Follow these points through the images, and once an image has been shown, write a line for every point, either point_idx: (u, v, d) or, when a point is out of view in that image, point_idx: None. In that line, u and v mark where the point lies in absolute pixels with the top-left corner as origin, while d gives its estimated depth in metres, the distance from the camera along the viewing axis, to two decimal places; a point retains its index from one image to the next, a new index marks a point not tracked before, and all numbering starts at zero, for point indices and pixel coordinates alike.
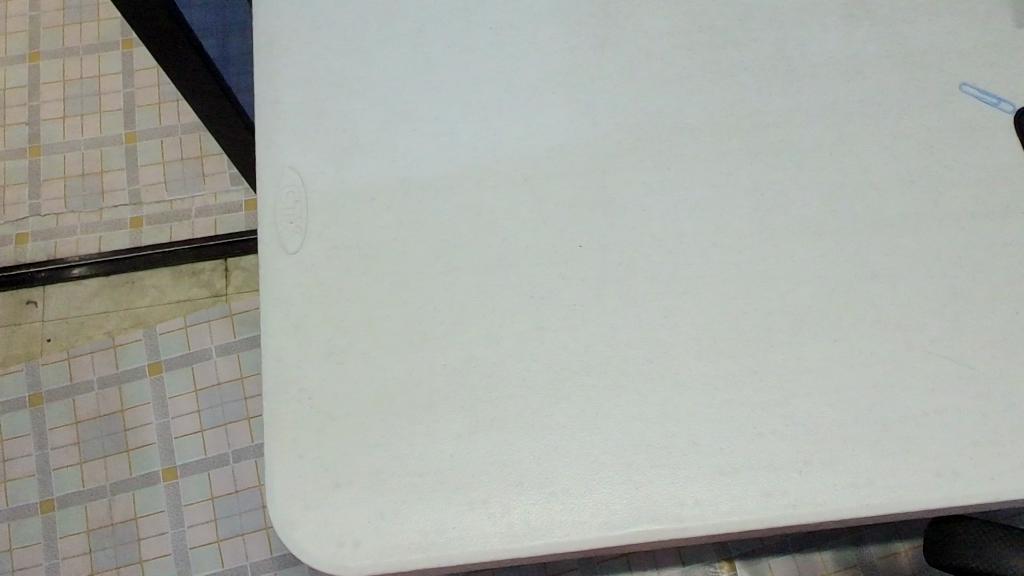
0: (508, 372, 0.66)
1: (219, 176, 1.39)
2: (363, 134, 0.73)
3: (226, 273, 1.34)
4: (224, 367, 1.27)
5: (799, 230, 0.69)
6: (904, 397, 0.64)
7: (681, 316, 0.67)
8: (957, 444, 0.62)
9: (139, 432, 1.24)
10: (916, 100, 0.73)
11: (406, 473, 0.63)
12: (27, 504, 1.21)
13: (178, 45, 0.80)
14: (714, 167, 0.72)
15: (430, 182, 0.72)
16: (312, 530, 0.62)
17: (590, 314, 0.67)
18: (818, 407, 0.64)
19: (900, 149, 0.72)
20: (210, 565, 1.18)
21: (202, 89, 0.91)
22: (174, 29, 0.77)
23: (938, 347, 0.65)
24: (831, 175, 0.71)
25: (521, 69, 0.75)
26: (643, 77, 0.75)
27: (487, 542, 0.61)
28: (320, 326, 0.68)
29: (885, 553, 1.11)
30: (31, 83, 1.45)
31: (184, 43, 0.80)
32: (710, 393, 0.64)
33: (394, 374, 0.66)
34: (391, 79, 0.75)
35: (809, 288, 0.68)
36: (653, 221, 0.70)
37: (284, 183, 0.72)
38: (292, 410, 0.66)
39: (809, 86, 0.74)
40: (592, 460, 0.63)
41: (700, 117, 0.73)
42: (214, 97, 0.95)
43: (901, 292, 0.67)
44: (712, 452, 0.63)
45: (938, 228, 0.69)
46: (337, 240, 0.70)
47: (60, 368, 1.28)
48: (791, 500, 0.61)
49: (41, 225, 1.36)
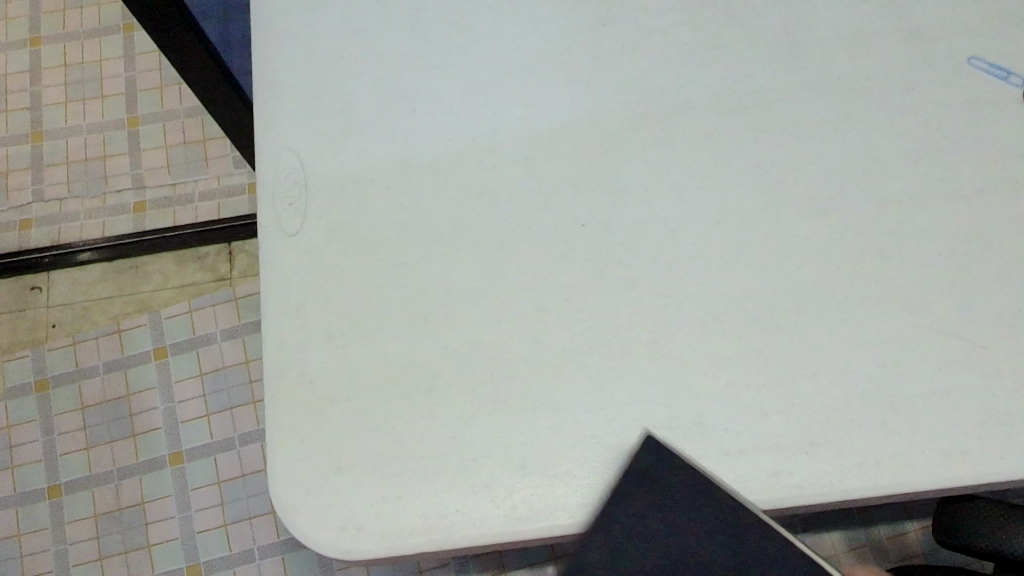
0: (509, 354, 0.65)
1: (222, 160, 1.38)
2: (361, 116, 0.73)
3: (231, 257, 1.34)
4: (228, 352, 1.27)
5: (803, 208, 0.68)
6: (910, 376, 0.63)
7: (684, 296, 0.66)
8: (964, 423, 0.62)
9: (145, 418, 1.24)
10: (923, 75, 0.72)
11: (408, 457, 0.63)
12: (34, 490, 1.21)
13: (175, 28, 0.79)
14: (717, 145, 0.71)
15: (429, 163, 0.71)
16: (314, 514, 0.62)
17: (592, 295, 0.67)
18: (824, 388, 0.63)
19: (907, 124, 0.71)
20: (217, 549, 1.18)
21: (201, 72, 0.91)
22: (170, 13, 0.76)
23: (946, 325, 0.64)
24: (837, 151, 0.70)
25: (520, 48, 0.74)
26: (644, 54, 0.73)
27: (490, 526, 0.60)
28: (320, 309, 0.67)
29: (895, 533, 1.11)
30: (32, 68, 1.45)
31: (181, 26, 0.79)
32: (713, 373, 0.64)
33: (395, 357, 0.66)
34: (389, 60, 0.74)
35: (815, 266, 0.67)
36: (655, 201, 0.69)
37: (283, 166, 0.72)
38: (293, 394, 0.65)
39: (813, 60, 0.73)
40: (595, 442, 0.62)
41: (703, 94, 0.72)
42: (213, 80, 0.94)
43: (909, 269, 0.66)
44: (716, 434, 0.62)
45: (947, 203, 0.68)
46: (337, 222, 0.70)
47: (65, 354, 1.27)
48: (796, 481, 0.60)
49: (44, 211, 1.36)
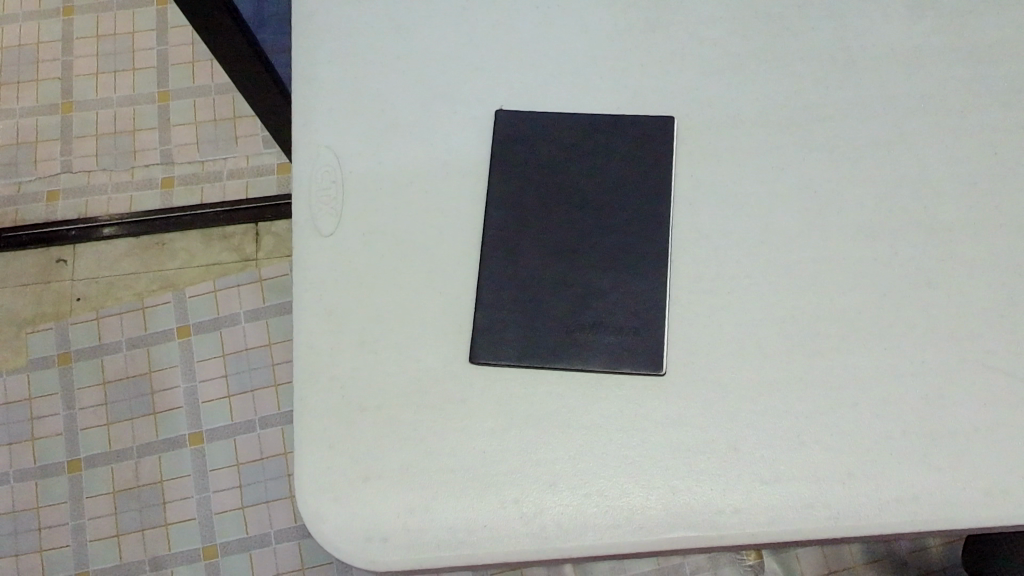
0: (544, 367, 0.63)
1: (252, 138, 1.37)
2: (401, 116, 0.71)
3: (257, 238, 1.32)
4: (252, 333, 1.26)
5: (851, 231, 0.67)
6: (953, 410, 0.61)
7: (725, 317, 0.64)
8: (1005, 462, 0.60)
9: (166, 395, 1.24)
10: (983, 97, 0.70)
11: (436, 470, 0.62)
12: (54, 463, 1.21)
13: (220, 27, 0.78)
14: (766, 160, 0.69)
15: (469, 165, 0.69)
16: (339, 523, 0.61)
17: (635, 303, 0.64)
18: (865, 418, 0.61)
19: (962, 149, 0.68)
20: (234, 532, 1.18)
21: (244, 69, 0.90)
22: (216, 12, 0.75)
23: (994, 361, 0.62)
24: (889, 173, 0.68)
25: (568, 52, 0.72)
26: (694, 64, 0.72)
27: (518, 543, 0.60)
28: (352, 313, 0.66)
29: (917, 548, 1.13)
30: (64, 38, 1.44)
31: (228, 27, 0.78)
32: (752, 398, 0.62)
33: (426, 366, 0.64)
34: (431, 58, 0.73)
35: (861, 292, 0.65)
36: (699, 215, 0.67)
37: (320, 163, 0.70)
38: (322, 399, 0.64)
39: (868, 78, 0.71)
40: (628, 464, 0.61)
41: (751, 107, 0.70)
42: (261, 79, 0.93)
43: (957, 299, 0.64)
44: (751, 461, 0.61)
45: (999, 232, 0.66)
46: (372, 226, 0.68)
47: (88, 329, 1.27)
48: (832, 512, 0.59)
49: (73, 182, 1.35)
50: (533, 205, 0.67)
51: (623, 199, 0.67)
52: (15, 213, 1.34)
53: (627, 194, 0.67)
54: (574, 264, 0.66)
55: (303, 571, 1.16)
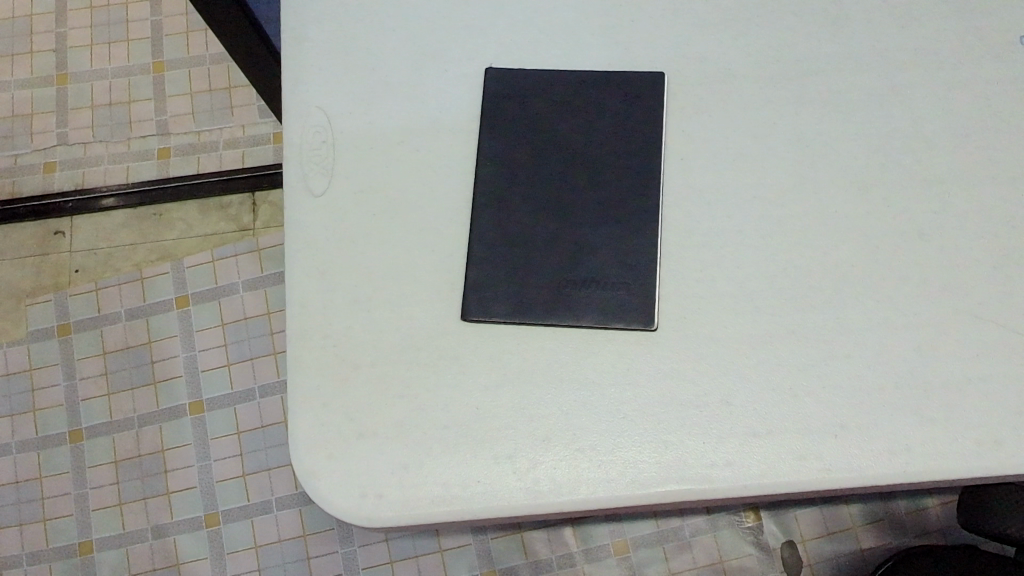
0: (537, 324, 0.63)
1: (247, 108, 1.37)
2: (391, 76, 0.71)
3: (255, 208, 1.33)
4: (251, 302, 1.26)
5: (843, 184, 0.66)
6: (946, 362, 0.61)
7: (717, 272, 0.64)
8: (996, 413, 0.60)
9: (166, 364, 1.24)
10: (972, 49, 0.70)
11: (430, 426, 0.62)
12: (56, 433, 1.21)
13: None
14: (757, 115, 0.68)
15: (459, 124, 0.69)
16: (334, 481, 0.61)
17: (627, 259, 0.64)
18: (857, 371, 0.62)
19: (954, 102, 0.68)
20: (235, 499, 1.18)
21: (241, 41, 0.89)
22: None
23: (985, 312, 0.63)
24: (880, 127, 0.68)
25: (557, 9, 0.72)
26: (684, 20, 0.71)
27: (513, 498, 0.60)
28: (343, 273, 0.66)
29: (915, 508, 1.13)
30: (58, 10, 1.43)
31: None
32: (743, 351, 0.62)
33: (419, 324, 0.64)
34: (421, 17, 0.72)
35: (852, 245, 0.65)
36: (690, 171, 0.67)
37: (311, 123, 0.70)
38: (316, 359, 0.64)
39: (859, 32, 0.70)
40: (622, 418, 0.61)
41: (742, 62, 0.70)
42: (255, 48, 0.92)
43: (948, 251, 0.64)
44: (742, 414, 0.61)
45: (991, 184, 0.66)
46: (363, 185, 0.68)
47: (87, 299, 1.27)
48: (825, 464, 0.59)
49: (69, 154, 1.35)
50: (523, 163, 0.67)
51: (613, 156, 0.67)
52: (13, 185, 1.34)
53: (618, 151, 0.67)
54: (563, 220, 0.65)
55: (304, 538, 1.16)
